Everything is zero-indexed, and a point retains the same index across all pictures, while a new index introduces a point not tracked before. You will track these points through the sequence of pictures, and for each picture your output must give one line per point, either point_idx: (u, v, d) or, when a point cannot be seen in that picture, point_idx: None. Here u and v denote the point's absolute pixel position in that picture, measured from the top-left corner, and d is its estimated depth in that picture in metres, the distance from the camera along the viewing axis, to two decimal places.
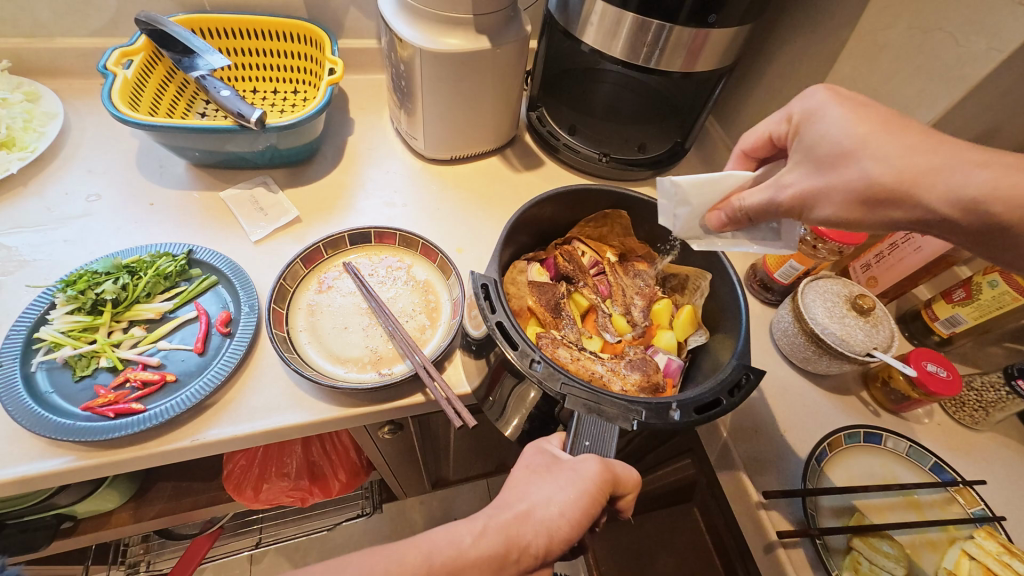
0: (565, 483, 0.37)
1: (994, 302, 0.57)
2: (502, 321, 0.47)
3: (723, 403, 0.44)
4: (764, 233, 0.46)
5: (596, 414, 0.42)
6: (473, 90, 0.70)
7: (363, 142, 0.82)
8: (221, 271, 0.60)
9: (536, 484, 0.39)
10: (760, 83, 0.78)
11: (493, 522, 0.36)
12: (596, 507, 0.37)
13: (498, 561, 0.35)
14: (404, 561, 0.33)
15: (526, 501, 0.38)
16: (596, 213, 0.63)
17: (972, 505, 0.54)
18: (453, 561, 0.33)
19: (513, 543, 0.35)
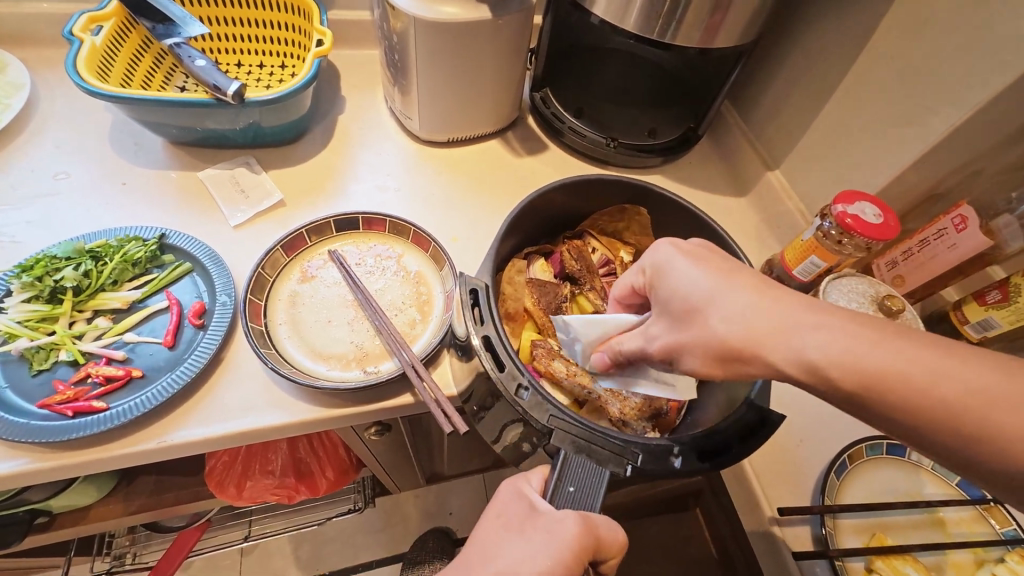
0: (539, 547, 0.34)
1: None
2: (490, 334, 0.43)
3: (731, 451, 0.40)
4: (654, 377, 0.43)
5: (586, 454, 0.38)
6: (473, 65, 0.65)
7: (355, 122, 0.76)
8: (196, 258, 0.56)
9: (506, 544, 0.36)
10: (783, 64, 0.72)
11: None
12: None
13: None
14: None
15: (493, 567, 0.35)
16: (612, 206, 0.58)
17: (1003, 525, 0.50)
18: None
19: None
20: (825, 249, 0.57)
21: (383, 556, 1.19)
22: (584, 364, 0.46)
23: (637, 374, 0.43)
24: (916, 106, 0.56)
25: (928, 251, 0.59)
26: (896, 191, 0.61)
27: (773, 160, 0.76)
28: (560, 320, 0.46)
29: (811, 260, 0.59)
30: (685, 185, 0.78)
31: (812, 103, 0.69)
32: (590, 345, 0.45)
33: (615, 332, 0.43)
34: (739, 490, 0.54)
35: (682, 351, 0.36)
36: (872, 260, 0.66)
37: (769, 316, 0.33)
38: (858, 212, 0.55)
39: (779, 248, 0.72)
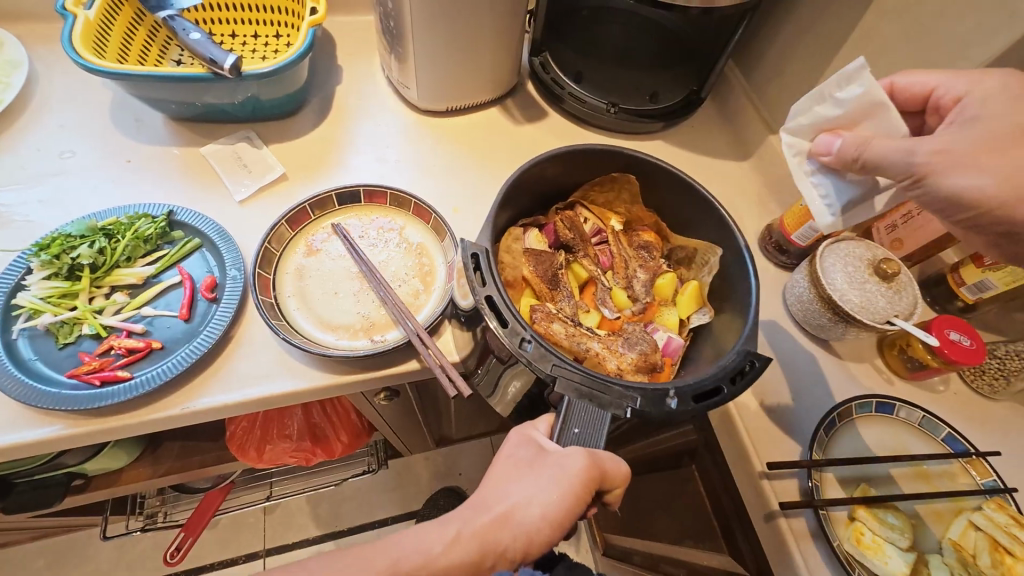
0: (548, 481, 0.37)
1: None
2: (491, 295, 0.43)
3: (724, 391, 0.41)
4: (842, 198, 0.44)
5: (589, 398, 0.39)
6: (470, 31, 0.64)
7: (352, 93, 0.76)
8: (205, 234, 0.57)
9: (514, 483, 0.39)
10: (789, 21, 0.70)
11: (469, 529, 0.37)
12: (580, 505, 0.38)
13: (472, 565, 0.36)
14: (371, 566, 0.35)
15: (505, 503, 0.38)
16: (603, 175, 0.58)
17: (984, 476, 0.53)
18: (420, 567, 0.35)
19: (489, 548, 0.36)
20: None
21: (398, 512, 1.26)
22: (793, 139, 0.45)
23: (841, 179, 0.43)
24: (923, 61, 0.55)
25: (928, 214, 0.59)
26: None
27: (776, 123, 0.75)
28: (863, 72, 0.41)
29: (809, 224, 0.61)
30: (687, 149, 0.77)
31: (817, 61, 0.67)
32: (822, 123, 0.43)
33: (859, 128, 0.42)
34: (731, 446, 0.57)
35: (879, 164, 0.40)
36: (870, 224, 0.66)
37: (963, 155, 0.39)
38: None
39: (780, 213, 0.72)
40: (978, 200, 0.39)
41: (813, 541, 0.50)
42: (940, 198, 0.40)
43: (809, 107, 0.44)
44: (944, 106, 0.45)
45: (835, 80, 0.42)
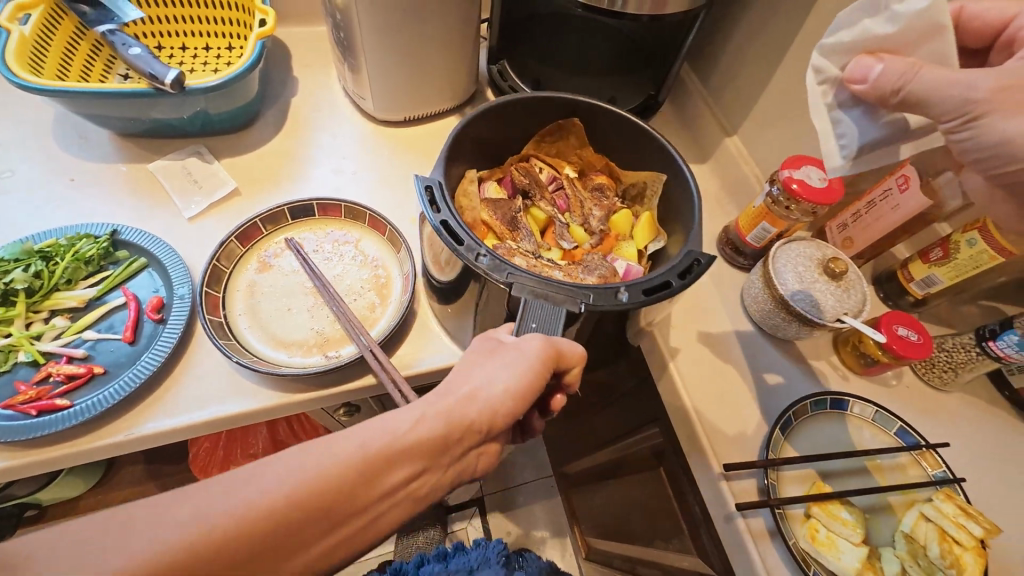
0: (509, 362, 0.37)
1: (971, 262, 0.57)
2: (447, 219, 0.43)
3: (673, 285, 0.42)
4: (864, 139, 0.37)
5: (543, 298, 0.40)
6: (421, 40, 0.63)
7: (309, 104, 0.75)
8: (150, 253, 0.56)
9: (477, 367, 0.38)
10: (738, 26, 0.71)
11: (434, 409, 0.36)
12: (542, 381, 0.37)
13: (440, 440, 0.35)
14: (337, 452, 0.32)
15: (469, 385, 0.37)
16: (550, 125, 0.60)
17: (934, 468, 0.54)
18: (388, 445, 0.33)
19: (456, 425, 0.36)
20: (774, 216, 0.59)
21: None
22: (824, 63, 0.36)
23: (871, 115, 0.36)
24: None
25: (875, 212, 0.61)
26: None
27: (731, 126, 0.76)
28: None
29: (762, 225, 0.62)
30: None
31: (766, 65, 0.68)
32: (866, 40, 0.34)
33: (909, 53, 0.34)
34: (692, 448, 0.57)
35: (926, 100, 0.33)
36: (824, 224, 0.68)
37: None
38: (804, 177, 0.56)
39: (737, 214, 0.73)
40: None
41: (770, 541, 0.50)
42: (989, 144, 0.32)
43: (856, 18, 0.34)
44: (1020, 39, 0.38)
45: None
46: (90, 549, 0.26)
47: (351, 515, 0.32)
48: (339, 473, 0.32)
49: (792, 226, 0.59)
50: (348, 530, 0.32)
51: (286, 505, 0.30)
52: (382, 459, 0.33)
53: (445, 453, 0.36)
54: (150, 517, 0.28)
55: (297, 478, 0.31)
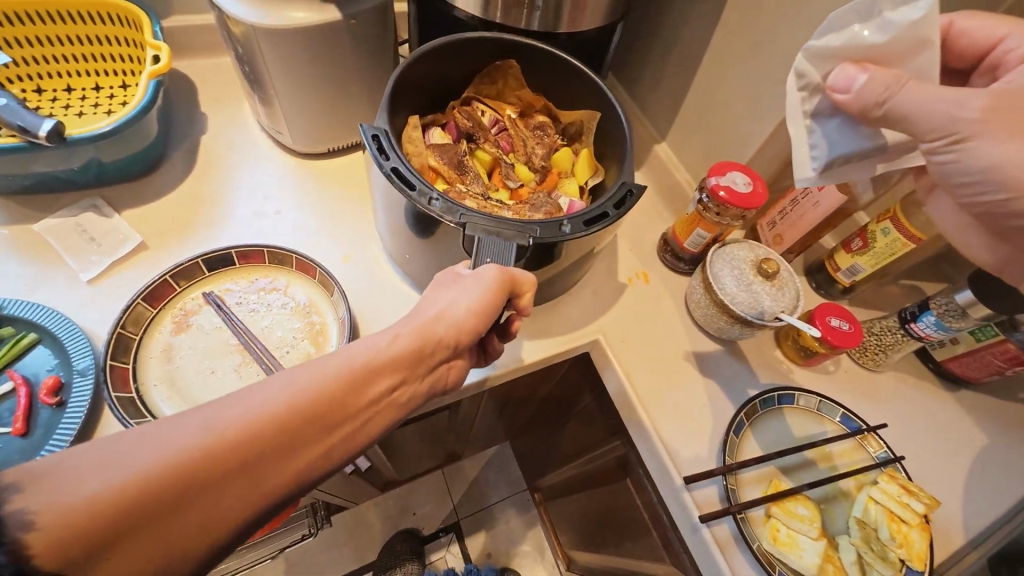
0: (471, 286, 0.41)
1: (888, 249, 0.60)
2: (397, 166, 0.48)
3: (609, 215, 0.49)
4: (839, 149, 0.41)
5: (494, 235, 0.46)
6: (332, 69, 0.60)
7: (221, 141, 0.69)
8: (42, 327, 0.49)
9: (441, 293, 0.42)
10: (654, 36, 0.72)
11: (404, 329, 0.39)
12: (497, 304, 0.42)
13: (415, 353, 0.38)
14: (323, 369, 0.35)
15: (435, 306, 0.41)
16: (486, 65, 0.63)
17: (877, 449, 0.57)
18: (369, 361, 0.36)
19: (427, 339, 0.39)
20: (707, 222, 0.61)
21: (352, 569, 1.17)
22: (811, 67, 0.39)
23: (845, 126, 0.40)
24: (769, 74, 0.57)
25: (799, 210, 0.63)
26: (765, 158, 0.63)
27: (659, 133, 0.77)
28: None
29: (697, 231, 0.63)
30: None
31: (684, 74, 0.69)
32: (853, 51, 0.37)
33: (897, 67, 0.38)
34: (654, 462, 0.57)
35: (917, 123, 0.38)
36: (755, 223, 0.70)
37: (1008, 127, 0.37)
38: (730, 183, 0.58)
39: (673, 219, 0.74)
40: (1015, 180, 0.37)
41: (736, 547, 0.51)
42: (977, 168, 0.37)
43: (847, 26, 0.37)
44: (1006, 62, 0.42)
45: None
46: (103, 464, 0.28)
47: (339, 421, 0.34)
48: (327, 386, 0.34)
49: (725, 231, 0.60)
50: (336, 440, 0.34)
51: (283, 411, 0.32)
52: (365, 373, 0.35)
53: (419, 367, 0.39)
54: (154, 433, 0.29)
55: (286, 391, 0.33)
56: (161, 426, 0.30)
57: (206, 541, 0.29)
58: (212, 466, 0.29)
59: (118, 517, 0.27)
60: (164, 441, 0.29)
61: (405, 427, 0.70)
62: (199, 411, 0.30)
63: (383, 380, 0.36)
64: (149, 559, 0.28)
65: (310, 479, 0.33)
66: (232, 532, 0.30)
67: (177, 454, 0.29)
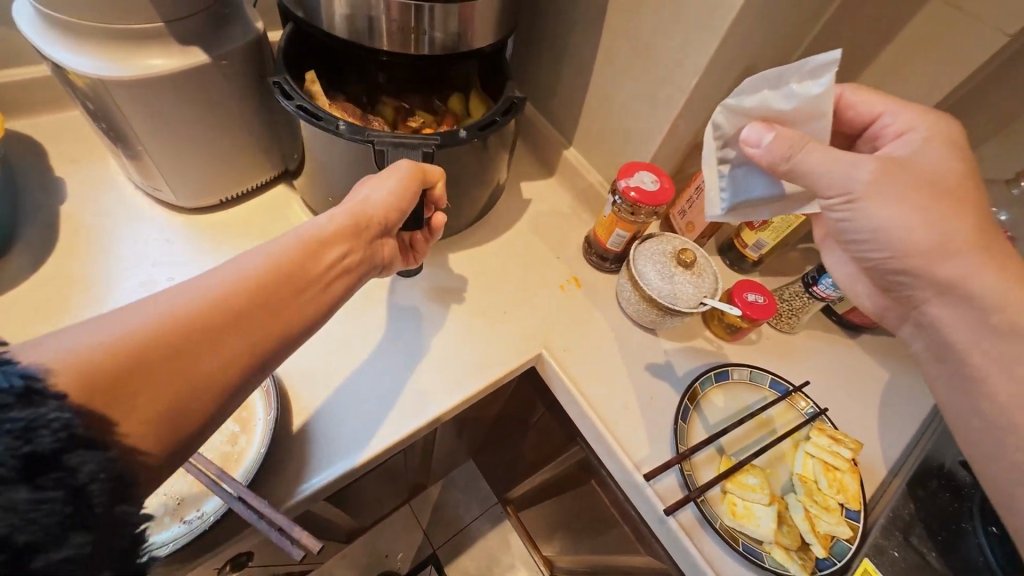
0: (387, 176, 0.47)
1: (783, 223, 0.66)
2: (302, 104, 0.52)
3: (499, 120, 0.55)
4: (750, 191, 0.46)
5: (400, 144, 0.50)
6: (208, 114, 0.54)
7: (86, 208, 0.61)
8: None
9: (364, 185, 0.46)
10: (542, 47, 0.73)
11: (338, 211, 0.43)
12: (412, 189, 0.48)
13: (352, 227, 0.43)
14: (274, 241, 0.38)
15: (360, 194, 0.45)
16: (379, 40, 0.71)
17: (805, 407, 0.62)
18: (315, 233, 0.40)
19: (361, 217, 0.44)
20: (624, 222, 0.63)
21: None
22: (726, 120, 0.43)
23: (751, 170, 0.45)
24: (657, 76, 0.60)
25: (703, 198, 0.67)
26: (666, 154, 0.66)
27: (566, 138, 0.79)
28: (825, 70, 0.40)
29: (617, 232, 0.65)
30: None
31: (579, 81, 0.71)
32: (761, 110, 0.42)
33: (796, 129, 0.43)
34: (614, 464, 0.58)
35: (805, 175, 0.42)
36: (668, 214, 0.74)
37: (905, 206, 0.41)
38: (638, 183, 0.60)
39: (593, 220, 0.76)
40: (898, 243, 0.42)
41: (702, 530, 0.53)
42: (868, 227, 0.43)
43: (758, 88, 0.42)
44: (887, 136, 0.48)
45: (798, 71, 0.41)
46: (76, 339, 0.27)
47: (307, 283, 0.37)
48: (284, 253, 0.37)
49: (642, 228, 0.63)
50: (310, 303, 0.37)
51: (251, 275, 0.34)
52: (315, 243, 0.39)
53: (360, 240, 0.43)
54: (121, 311, 0.30)
55: (248, 261, 0.35)
56: (140, 299, 0.30)
57: (213, 389, 0.31)
58: (194, 324, 0.30)
59: (129, 363, 0.28)
60: (144, 307, 0.30)
61: (360, 479, 0.66)
62: (169, 288, 0.31)
63: (335, 248, 0.40)
64: (160, 403, 0.28)
65: (295, 335, 0.36)
66: (236, 381, 0.32)
67: (165, 317, 0.30)
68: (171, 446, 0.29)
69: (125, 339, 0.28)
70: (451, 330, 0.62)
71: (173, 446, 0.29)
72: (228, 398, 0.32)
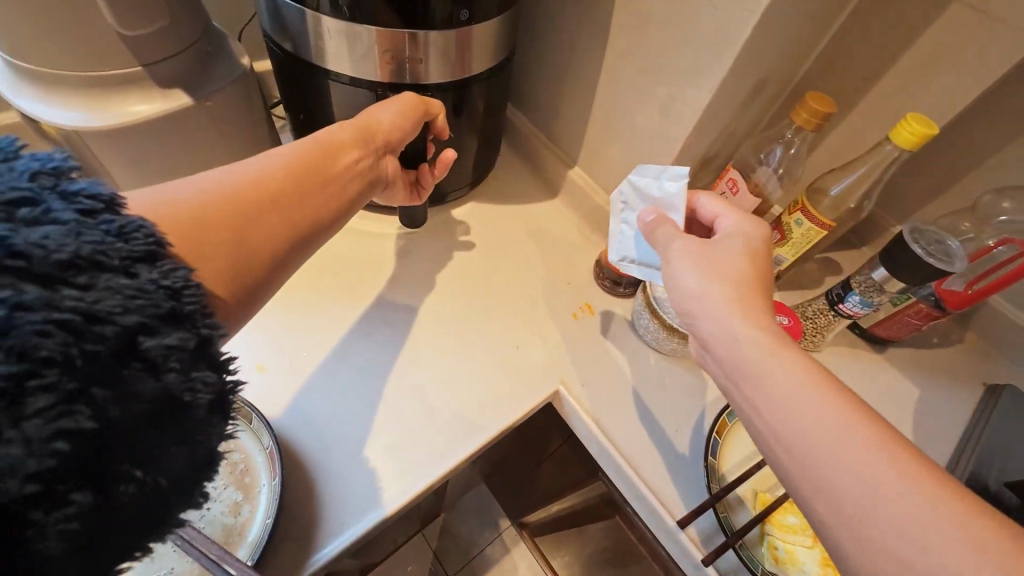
0: (391, 97, 0.51)
1: (803, 239, 0.61)
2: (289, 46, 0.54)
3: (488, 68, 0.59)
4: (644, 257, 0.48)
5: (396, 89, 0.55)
6: (195, 157, 0.51)
7: None
8: None
9: (370, 107, 0.51)
10: (541, 63, 0.70)
11: (350, 122, 0.48)
12: (416, 109, 0.53)
13: (363, 131, 0.48)
14: (297, 143, 0.43)
15: (367, 113, 0.50)
16: None
17: None
18: (327, 138, 0.45)
19: (371, 128, 0.49)
20: None
21: None
22: (629, 192, 0.49)
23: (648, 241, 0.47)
24: (664, 93, 0.56)
25: None
26: (676, 172, 0.63)
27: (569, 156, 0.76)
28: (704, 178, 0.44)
29: None
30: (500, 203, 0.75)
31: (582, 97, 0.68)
32: (652, 194, 0.47)
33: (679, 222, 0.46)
34: (643, 507, 0.54)
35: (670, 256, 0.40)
36: None
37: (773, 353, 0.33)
38: None
39: (602, 241, 0.73)
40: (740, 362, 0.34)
41: None
42: (713, 329, 0.36)
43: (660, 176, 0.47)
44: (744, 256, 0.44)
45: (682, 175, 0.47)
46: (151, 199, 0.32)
47: (328, 177, 0.43)
48: (304, 149, 0.42)
49: None
50: (333, 192, 0.42)
51: (279, 165, 0.39)
52: (330, 146, 0.44)
53: (370, 148, 0.48)
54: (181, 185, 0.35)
55: (279, 151, 0.41)
56: (190, 176, 0.35)
57: (266, 246, 0.36)
58: (242, 197, 0.35)
59: (195, 216, 0.33)
60: (196, 181, 0.35)
61: None
62: (214, 171, 0.37)
63: (354, 148, 0.46)
64: (223, 247, 0.33)
65: (329, 214, 0.42)
66: (281, 244, 0.37)
67: (225, 184, 0.36)
68: (233, 289, 0.34)
69: (193, 196, 0.34)
70: (461, 374, 0.58)
71: (235, 290, 0.34)
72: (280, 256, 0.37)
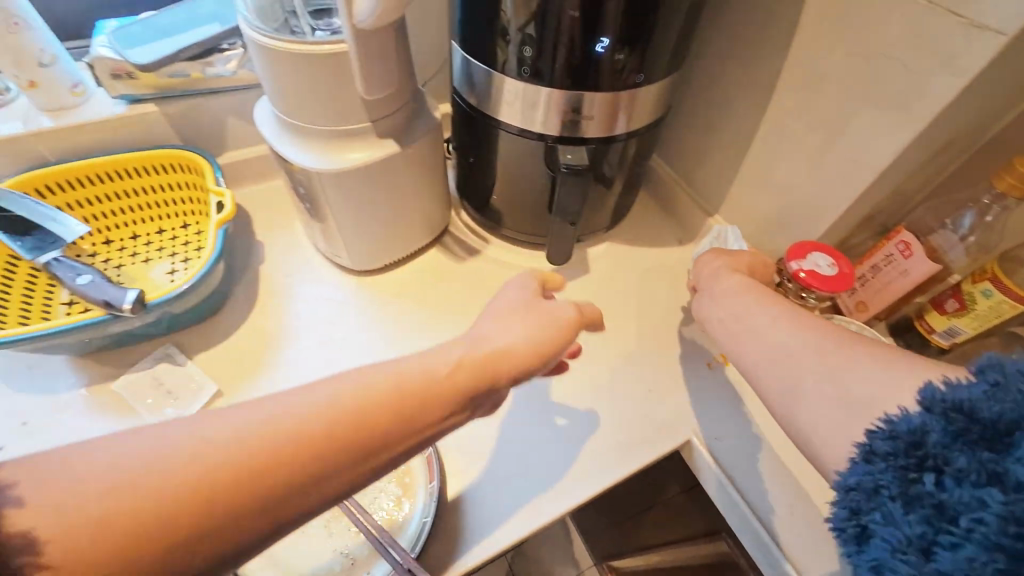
0: (534, 321, 0.42)
1: (993, 312, 0.54)
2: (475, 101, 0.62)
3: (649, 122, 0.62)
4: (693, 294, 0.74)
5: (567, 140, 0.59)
6: (390, 193, 0.60)
7: (278, 269, 0.70)
8: None
9: (486, 322, 0.43)
10: (691, 114, 0.72)
11: (462, 355, 0.38)
12: (557, 341, 0.42)
13: (466, 393, 0.36)
14: (361, 389, 0.32)
15: (477, 343, 0.40)
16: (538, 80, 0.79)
17: None
18: (418, 390, 0.34)
19: (484, 377, 0.37)
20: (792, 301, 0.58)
21: None
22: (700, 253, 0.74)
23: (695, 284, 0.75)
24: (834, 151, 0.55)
25: (882, 275, 0.59)
26: (838, 229, 0.60)
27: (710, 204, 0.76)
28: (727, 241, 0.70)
29: None
30: (634, 247, 0.77)
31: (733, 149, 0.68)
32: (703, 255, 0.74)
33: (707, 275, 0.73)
34: None
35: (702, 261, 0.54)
36: None
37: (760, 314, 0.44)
38: (813, 265, 0.55)
39: None
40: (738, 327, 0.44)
41: None
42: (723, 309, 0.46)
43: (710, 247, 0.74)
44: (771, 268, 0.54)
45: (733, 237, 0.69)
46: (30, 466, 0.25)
47: (384, 446, 0.32)
48: (395, 388, 0.33)
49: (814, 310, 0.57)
50: (372, 464, 0.32)
51: (349, 406, 0.31)
52: (415, 395, 0.34)
53: (466, 405, 0.37)
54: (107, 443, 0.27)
55: (347, 399, 0.31)
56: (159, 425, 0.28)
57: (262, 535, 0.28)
58: (223, 482, 0.27)
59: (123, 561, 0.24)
60: (223, 428, 0.28)
61: None
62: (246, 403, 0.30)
63: (439, 410, 0.35)
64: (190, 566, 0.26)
65: (378, 443, 0.32)
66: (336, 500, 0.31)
67: (282, 423, 0.29)
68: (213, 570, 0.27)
69: (207, 455, 0.27)
70: (587, 415, 0.60)
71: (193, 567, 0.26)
72: (294, 517, 0.29)
